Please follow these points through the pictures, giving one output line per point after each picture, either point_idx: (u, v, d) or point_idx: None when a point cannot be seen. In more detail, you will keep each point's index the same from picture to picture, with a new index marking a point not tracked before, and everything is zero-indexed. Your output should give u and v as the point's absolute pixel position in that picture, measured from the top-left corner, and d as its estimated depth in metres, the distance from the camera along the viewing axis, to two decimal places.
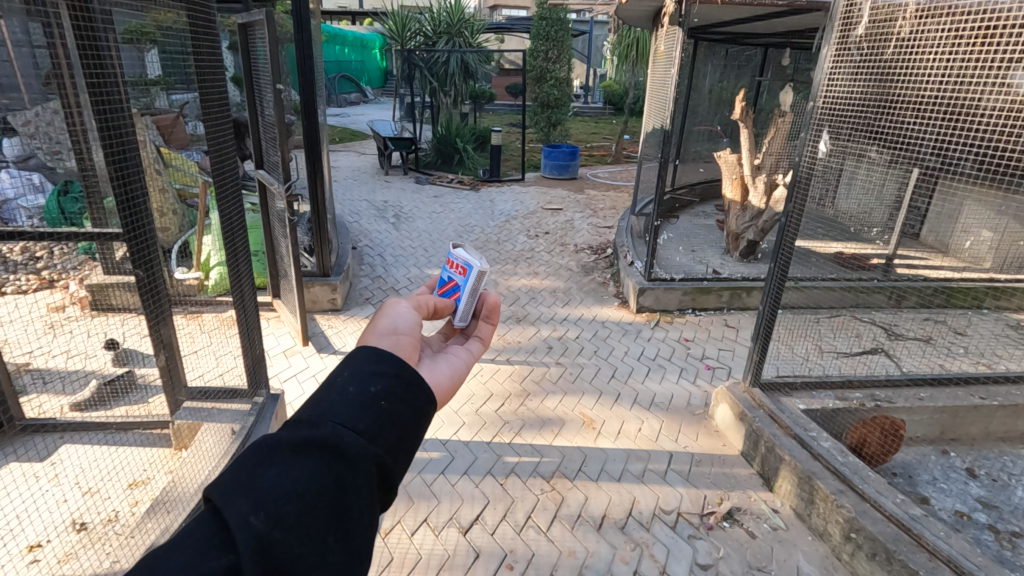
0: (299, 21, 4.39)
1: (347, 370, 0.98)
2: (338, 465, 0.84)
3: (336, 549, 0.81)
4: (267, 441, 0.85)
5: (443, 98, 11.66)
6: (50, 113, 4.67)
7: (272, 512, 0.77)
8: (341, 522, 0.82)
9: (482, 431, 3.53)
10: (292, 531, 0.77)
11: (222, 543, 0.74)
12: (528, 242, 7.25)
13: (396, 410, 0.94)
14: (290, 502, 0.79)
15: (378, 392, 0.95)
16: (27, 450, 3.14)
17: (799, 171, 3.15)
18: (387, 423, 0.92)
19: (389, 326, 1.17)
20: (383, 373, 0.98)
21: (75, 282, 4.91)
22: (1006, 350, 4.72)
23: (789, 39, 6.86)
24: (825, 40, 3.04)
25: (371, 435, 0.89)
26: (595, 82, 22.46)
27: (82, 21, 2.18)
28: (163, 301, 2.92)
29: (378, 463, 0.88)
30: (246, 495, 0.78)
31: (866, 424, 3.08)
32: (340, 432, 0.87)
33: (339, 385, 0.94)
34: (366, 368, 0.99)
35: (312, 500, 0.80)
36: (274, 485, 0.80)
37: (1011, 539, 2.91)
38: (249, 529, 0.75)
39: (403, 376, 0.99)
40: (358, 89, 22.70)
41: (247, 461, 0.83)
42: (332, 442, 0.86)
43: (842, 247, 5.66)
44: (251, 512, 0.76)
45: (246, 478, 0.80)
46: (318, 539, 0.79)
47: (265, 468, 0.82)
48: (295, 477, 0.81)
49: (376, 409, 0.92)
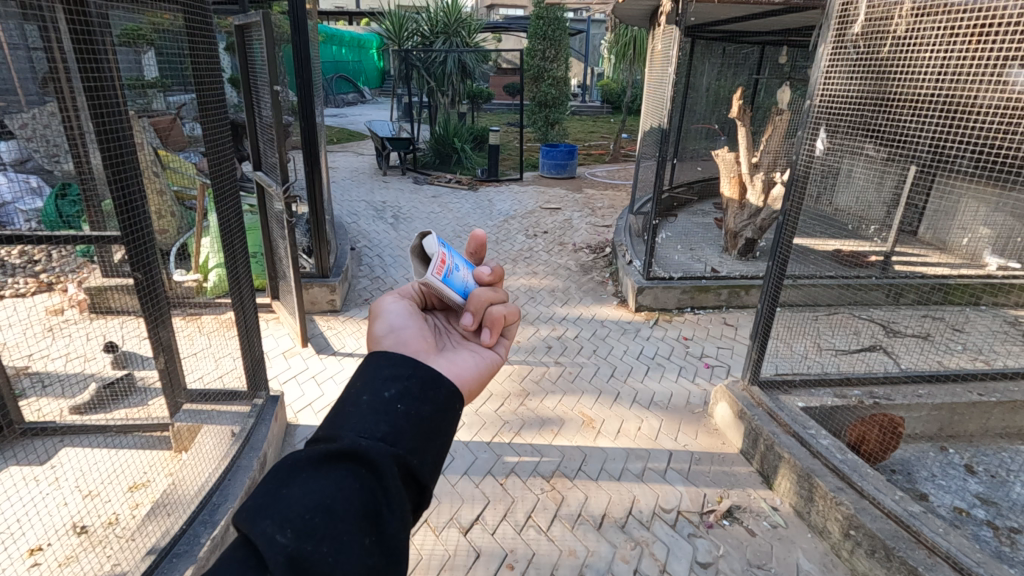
0: (295, 21, 4.38)
1: (360, 379, 0.97)
2: (360, 472, 0.85)
3: (371, 550, 0.81)
4: (286, 460, 0.85)
5: (441, 98, 11.91)
6: (46, 115, 4.66)
7: (300, 526, 0.78)
8: (375, 522, 0.83)
9: (482, 431, 3.54)
10: (324, 541, 0.78)
11: (254, 562, 0.75)
12: (526, 242, 7.25)
13: (416, 412, 0.95)
14: (316, 513, 0.79)
15: (395, 397, 0.95)
16: (27, 454, 3.13)
17: (796, 170, 3.08)
18: (406, 427, 0.92)
19: (382, 329, 1.21)
20: (397, 377, 0.98)
21: (73, 285, 4.90)
22: (1006, 345, 4.69)
23: (786, 37, 6.87)
24: (821, 36, 2.93)
25: (391, 439, 0.89)
26: (593, 81, 22.35)
27: (78, 24, 2.19)
28: (161, 303, 2.88)
29: (401, 463, 0.88)
30: (270, 516, 0.79)
31: (866, 421, 3.08)
32: (360, 440, 0.87)
33: (353, 396, 0.94)
34: (379, 373, 0.98)
35: (338, 509, 0.81)
36: (298, 501, 0.81)
37: (1010, 535, 2.92)
38: (278, 545, 0.76)
39: (418, 375, 1.00)
40: (356, 90, 22.80)
41: (268, 482, 0.83)
42: (350, 453, 0.85)
43: (840, 245, 6.03)
44: (278, 530, 0.78)
45: (269, 497, 0.81)
46: (354, 542, 0.80)
47: (287, 486, 0.82)
48: (319, 489, 0.82)
49: (394, 413, 0.92)
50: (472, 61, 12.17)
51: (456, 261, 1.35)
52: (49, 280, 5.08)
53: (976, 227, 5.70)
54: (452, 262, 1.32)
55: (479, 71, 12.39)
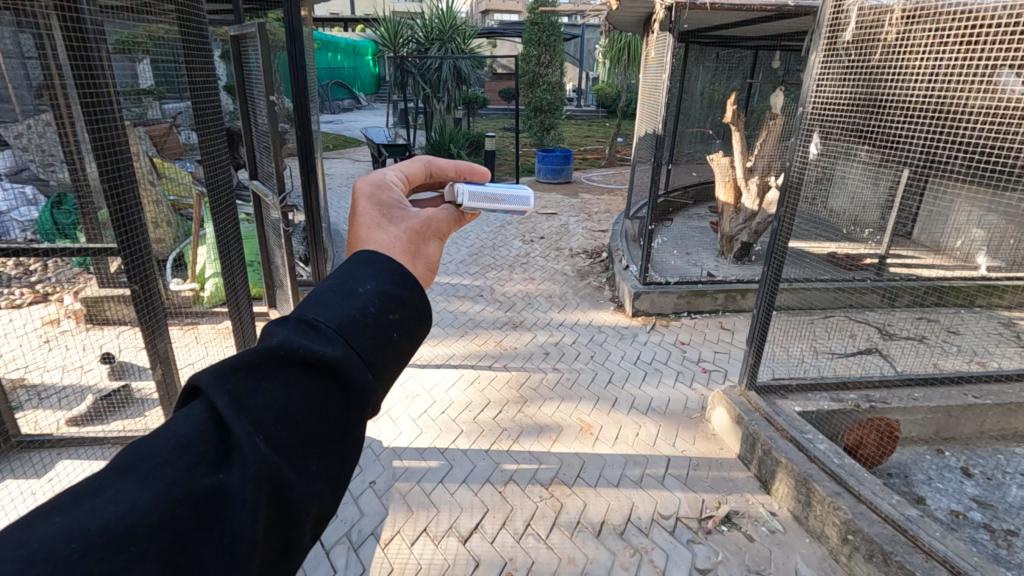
0: (291, 31, 4.35)
1: (371, 282, 0.77)
2: (335, 391, 0.69)
3: (321, 479, 0.67)
4: (273, 345, 0.68)
5: (436, 103, 12.00)
6: (42, 125, 4.70)
7: (272, 434, 0.64)
8: (329, 451, 0.68)
9: (481, 438, 3.54)
10: (288, 457, 0.65)
11: (215, 456, 0.61)
12: (523, 247, 7.27)
13: (405, 348, 0.77)
14: (288, 426, 0.65)
15: (396, 321, 0.75)
16: (24, 467, 3.12)
17: (790, 175, 3.12)
18: (394, 362, 0.75)
19: (437, 257, 0.91)
20: (405, 299, 0.78)
21: (69, 295, 4.89)
22: (999, 347, 4.71)
23: (778, 41, 6.92)
24: (813, 45, 3.02)
25: (378, 369, 0.73)
26: (587, 85, 22.54)
27: (72, 32, 2.23)
28: (158, 315, 2.84)
29: (375, 402, 0.73)
30: (245, 411, 0.64)
31: (863, 425, 3.09)
32: (352, 360, 0.70)
33: (358, 297, 0.74)
34: (390, 285, 0.78)
35: (311, 429, 0.66)
36: (275, 404, 0.65)
37: (1006, 537, 2.93)
38: (250, 448, 0.62)
39: (423, 308, 0.80)
40: (352, 97, 22.98)
41: (245, 363, 0.67)
42: (340, 370, 0.69)
43: (835, 247, 5.94)
44: (250, 430, 0.63)
45: (245, 385, 0.66)
46: (306, 464, 0.66)
47: (267, 380, 0.66)
48: (297, 399, 0.66)
49: (386, 343, 0.74)
50: (467, 67, 12.01)
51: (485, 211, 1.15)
52: (45, 291, 5.08)
53: (971, 228, 5.72)
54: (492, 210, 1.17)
55: (474, 77, 12.49)
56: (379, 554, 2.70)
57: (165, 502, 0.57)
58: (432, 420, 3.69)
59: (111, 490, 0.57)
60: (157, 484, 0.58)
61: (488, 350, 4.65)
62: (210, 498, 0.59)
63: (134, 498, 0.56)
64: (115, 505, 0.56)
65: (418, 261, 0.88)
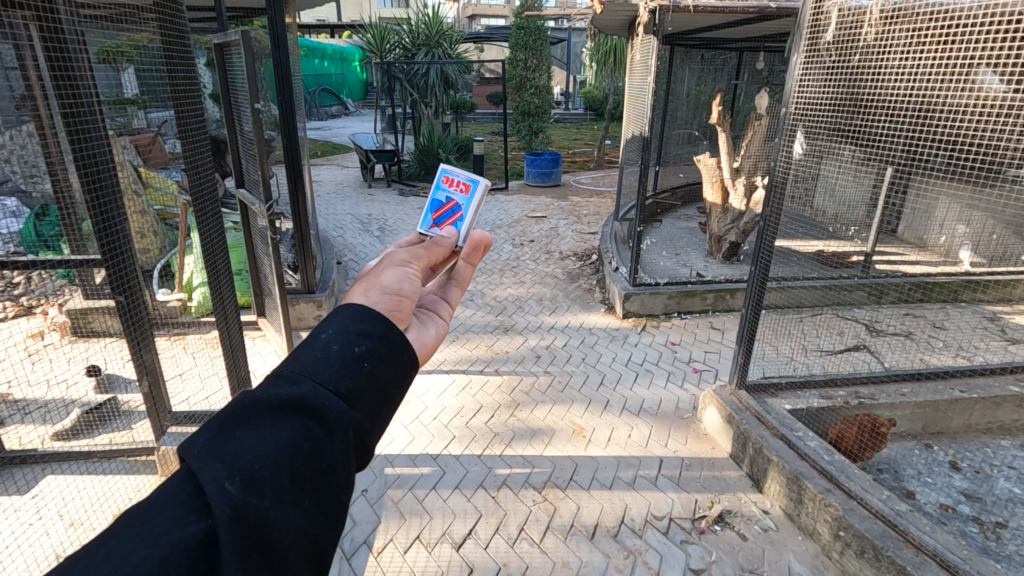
0: (275, 38, 4.32)
1: (331, 326, 0.77)
2: (309, 425, 0.68)
3: (310, 513, 0.66)
4: (246, 397, 0.70)
5: (425, 108, 11.93)
6: (23, 136, 4.65)
7: (250, 477, 0.63)
8: (317, 484, 0.67)
9: (473, 443, 3.53)
10: (271, 494, 0.63)
11: (202, 504, 0.61)
12: (512, 251, 7.27)
13: (383, 377, 0.76)
14: (267, 468, 0.64)
15: (364, 352, 0.76)
16: (7, 484, 3.07)
17: (775, 173, 3.15)
18: (370, 391, 0.74)
19: (390, 281, 0.90)
20: (371, 332, 0.78)
21: (54, 307, 4.83)
22: (985, 341, 4.77)
23: (763, 41, 6.96)
24: (794, 46, 3.01)
25: (354, 399, 0.72)
26: (575, 88, 22.77)
27: (51, 42, 2.16)
28: (145, 326, 2.81)
29: (357, 430, 0.71)
30: (219, 457, 0.64)
31: (847, 420, 3.13)
32: (320, 392, 0.70)
33: (320, 342, 0.75)
34: (353, 323, 0.79)
35: (292, 462, 0.65)
36: (251, 447, 0.65)
37: (995, 529, 2.96)
38: (222, 495, 0.61)
39: (393, 336, 0.80)
40: (340, 102, 23.04)
41: (223, 419, 0.68)
42: (310, 403, 0.69)
43: (823, 246, 6.15)
44: (223, 476, 0.62)
45: (223, 435, 0.66)
46: (295, 500, 0.65)
47: (242, 428, 0.67)
48: (273, 441, 0.66)
49: (358, 373, 0.73)
50: (455, 71, 12.04)
51: (440, 197, 1.45)
52: (29, 304, 5.03)
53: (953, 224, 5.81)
54: (455, 197, 1.44)
55: (463, 80, 12.51)
56: (373, 563, 2.68)
57: (157, 551, 0.56)
58: (424, 426, 3.67)
59: (106, 548, 0.56)
60: (147, 539, 0.57)
61: (480, 355, 4.64)
62: (198, 543, 0.58)
63: (128, 551, 0.56)
64: (107, 561, 0.55)
65: (372, 292, 0.88)
